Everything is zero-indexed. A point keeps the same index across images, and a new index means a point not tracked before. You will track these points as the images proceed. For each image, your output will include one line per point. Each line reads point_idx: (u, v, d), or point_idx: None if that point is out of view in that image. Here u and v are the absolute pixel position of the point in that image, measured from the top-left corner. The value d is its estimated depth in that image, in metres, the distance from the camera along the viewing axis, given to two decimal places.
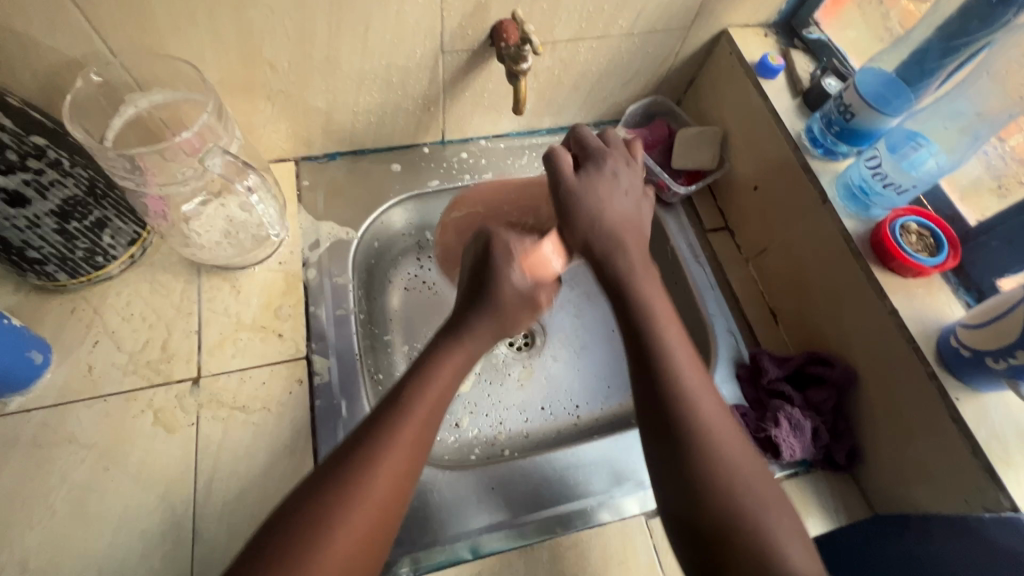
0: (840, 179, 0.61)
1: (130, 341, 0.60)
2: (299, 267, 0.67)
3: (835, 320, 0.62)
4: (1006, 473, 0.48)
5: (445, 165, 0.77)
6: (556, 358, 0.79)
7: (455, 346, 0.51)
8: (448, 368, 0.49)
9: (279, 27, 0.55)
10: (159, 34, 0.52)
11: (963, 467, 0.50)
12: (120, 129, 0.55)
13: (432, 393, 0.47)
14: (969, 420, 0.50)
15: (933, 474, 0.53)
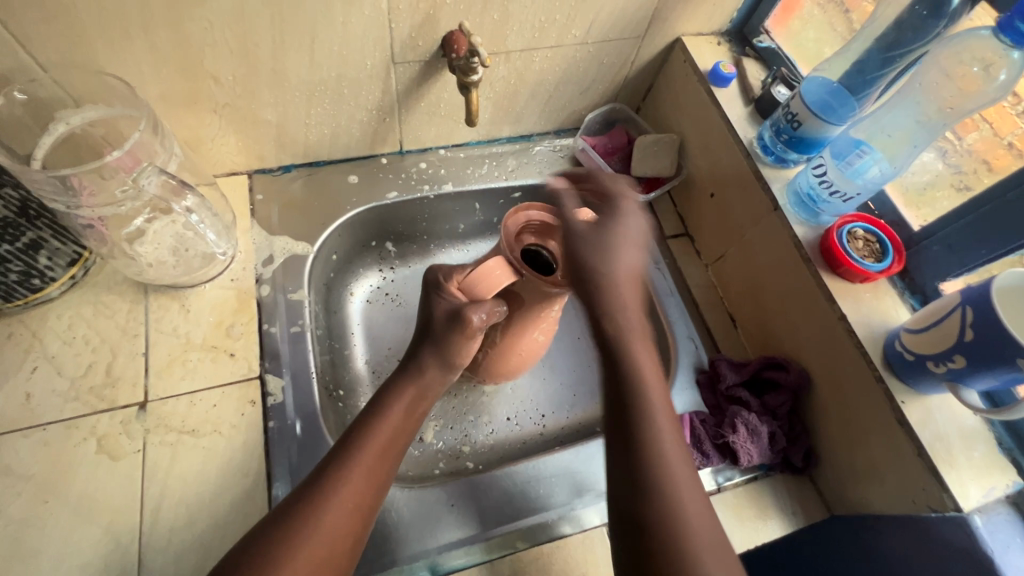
0: (790, 186, 0.62)
1: (71, 366, 0.58)
2: (253, 283, 0.65)
3: (790, 325, 0.63)
4: (949, 474, 0.49)
5: (404, 176, 0.76)
6: None
7: (410, 381, 0.56)
8: (397, 408, 0.53)
9: (219, 40, 0.53)
10: (90, 48, 0.50)
11: (910, 469, 0.51)
12: (51, 147, 0.53)
13: (385, 428, 0.51)
14: (915, 422, 0.51)
15: (883, 475, 0.54)
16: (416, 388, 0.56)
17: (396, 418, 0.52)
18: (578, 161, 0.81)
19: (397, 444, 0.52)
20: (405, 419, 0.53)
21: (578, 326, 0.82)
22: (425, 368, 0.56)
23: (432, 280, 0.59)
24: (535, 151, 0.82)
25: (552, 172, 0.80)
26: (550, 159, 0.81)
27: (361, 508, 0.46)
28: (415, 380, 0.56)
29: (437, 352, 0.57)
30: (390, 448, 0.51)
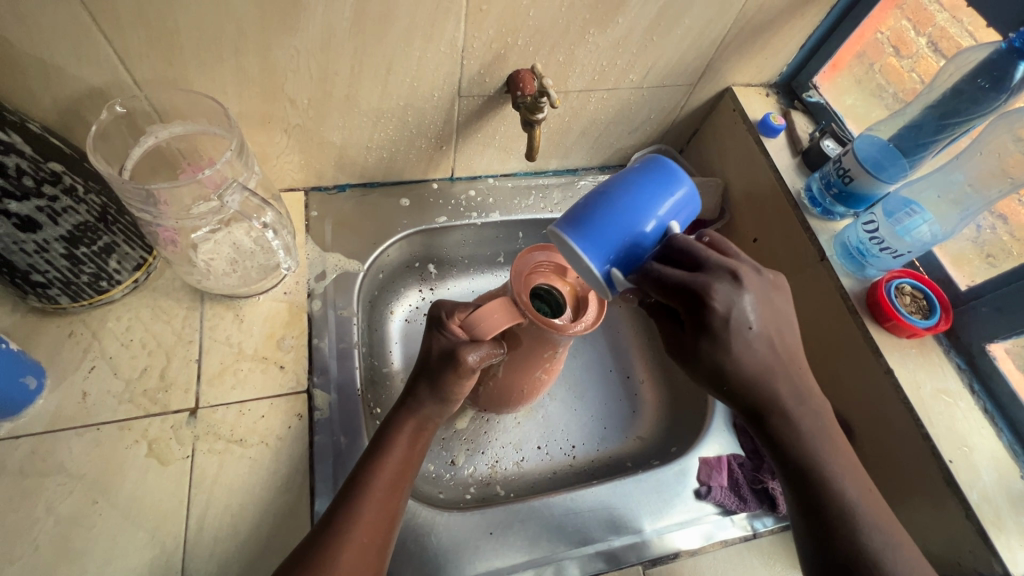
0: (837, 239, 0.63)
1: (127, 368, 0.59)
2: (305, 297, 0.67)
3: (831, 374, 0.63)
4: (998, 536, 0.49)
5: (453, 202, 0.79)
6: (554, 396, 0.79)
7: (409, 416, 0.56)
8: (401, 441, 0.54)
9: (303, 67, 0.56)
10: (185, 68, 0.53)
11: (957, 530, 0.51)
12: (139, 159, 0.56)
13: (388, 466, 0.52)
14: (963, 482, 0.51)
15: (926, 532, 0.54)
16: (414, 421, 0.56)
17: (401, 450, 0.54)
18: None
19: (406, 476, 0.53)
20: (410, 451, 0.55)
21: (610, 359, 0.83)
22: (422, 401, 0.56)
23: (435, 317, 0.58)
24: (580, 185, 0.84)
25: None
26: None
27: (374, 543, 0.49)
28: (413, 413, 0.56)
29: (430, 386, 0.56)
30: (397, 482, 0.52)
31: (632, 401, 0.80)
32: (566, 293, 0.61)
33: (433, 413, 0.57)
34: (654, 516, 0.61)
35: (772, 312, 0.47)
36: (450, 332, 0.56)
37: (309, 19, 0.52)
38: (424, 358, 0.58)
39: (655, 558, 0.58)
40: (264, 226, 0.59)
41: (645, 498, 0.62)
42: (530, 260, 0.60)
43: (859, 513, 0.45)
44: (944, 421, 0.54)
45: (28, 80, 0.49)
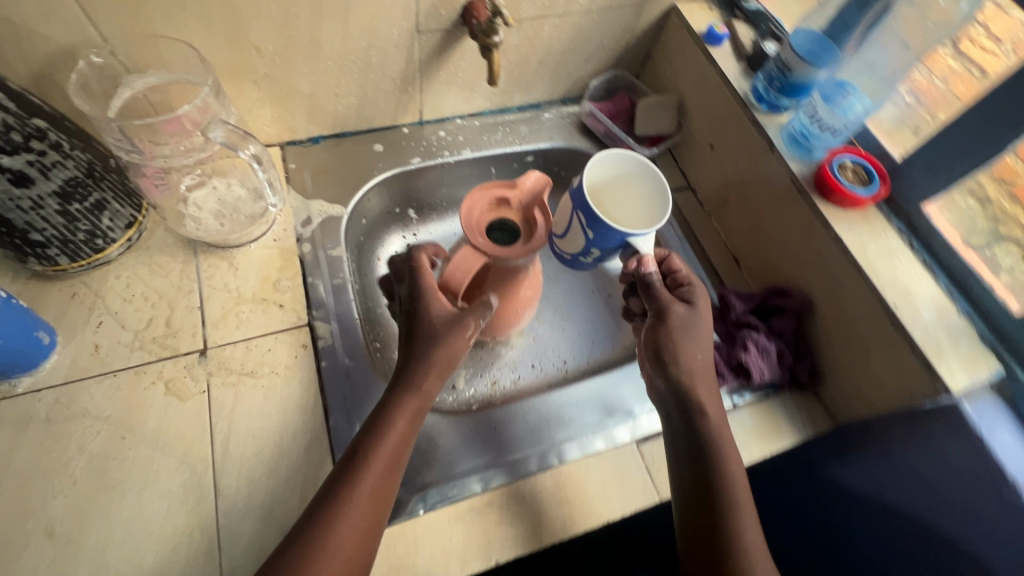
0: (784, 130, 0.68)
1: (134, 320, 0.62)
2: (294, 242, 0.70)
3: (789, 256, 0.69)
4: (939, 362, 0.55)
5: (425, 143, 0.82)
6: (542, 320, 0.84)
7: (408, 395, 0.56)
8: (400, 419, 0.54)
9: (265, 11, 0.59)
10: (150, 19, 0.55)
11: (906, 365, 0.57)
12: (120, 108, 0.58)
13: (393, 439, 0.53)
14: (907, 323, 0.57)
15: (881, 375, 0.60)
16: (417, 401, 0.56)
17: (399, 431, 0.54)
18: (585, 125, 0.87)
19: (403, 455, 0.54)
20: (409, 428, 0.55)
21: (591, 281, 0.88)
22: (421, 377, 0.57)
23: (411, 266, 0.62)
24: (544, 118, 0.87)
25: (562, 137, 0.86)
26: (558, 125, 0.87)
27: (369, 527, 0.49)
28: (415, 392, 0.56)
29: (434, 360, 0.58)
30: (399, 462, 0.53)
31: (616, 316, 0.85)
32: (517, 220, 0.66)
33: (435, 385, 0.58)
34: (643, 400, 0.66)
35: (709, 345, 0.59)
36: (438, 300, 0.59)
37: None
38: (420, 327, 0.59)
39: (647, 434, 0.64)
40: (250, 158, 0.61)
41: (633, 386, 0.67)
42: (478, 202, 0.63)
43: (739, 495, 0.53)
44: (890, 274, 0.60)
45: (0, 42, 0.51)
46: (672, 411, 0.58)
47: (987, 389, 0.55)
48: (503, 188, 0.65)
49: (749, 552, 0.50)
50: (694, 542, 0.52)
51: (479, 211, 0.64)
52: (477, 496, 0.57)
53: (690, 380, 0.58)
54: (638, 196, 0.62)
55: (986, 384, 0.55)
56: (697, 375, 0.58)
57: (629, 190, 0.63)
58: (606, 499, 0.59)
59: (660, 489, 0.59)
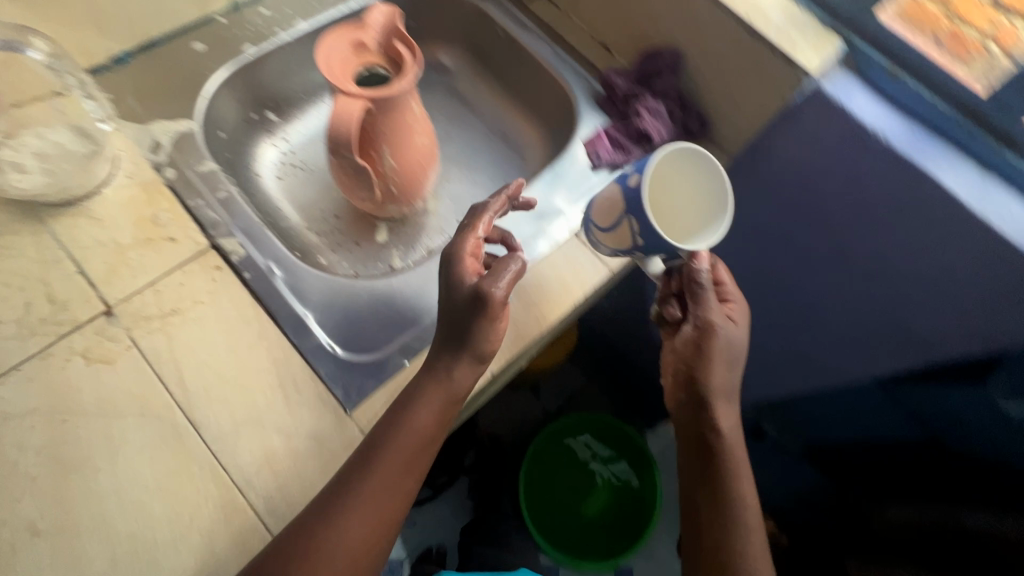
0: None
1: (7, 309, 0.54)
2: (154, 173, 0.62)
3: (649, 17, 0.71)
4: (796, 53, 0.61)
5: (251, 28, 0.73)
6: (452, 178, 0.83)
7: (433, 381, 0.52)
8: (427, 410, 0.51)
9: None
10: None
11: (769, 70, 0.64)
12: None
13: (415, 432, 0.51)
14: (762, 29, 0.62)
15: (752, 93, 0.67)
16: (444, 394, 0.52)
17: (421, 425, 0.51)
18: None
19: (421, 457, 0.52)
20: (435, 420, 0.52)
21: (484, 129, 0.87)
22: (453, 369, 0.53)
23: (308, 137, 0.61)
24: None
25: None
26: None
27: (377, 529, 0.50)
28: (439, 382, 0.52)
29: (460, 342, 0.53)
30: (415, 463, 0.51)
31: (520, 149, 0.85)
32: (381, 62, 0.63)
33: (467, 375, 0.53)
34: (570, 199, 0.69)
35: (731, 378, 0.60)
36: (462, 260, 0.55)
37: None
38: (450, 299, 0.54)
39: (581, 225, 0.67)
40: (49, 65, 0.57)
41: (553, 189, 0.70)
42: (333, 50, 0.58)
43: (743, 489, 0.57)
44: None
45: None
46: (681, 392, 0.62)
47: (836, 64, 0.63)
48: (354, 31, 0.60)
49: (746, 523, 0.55)
50: (698, 463, 0.59)
51: (340, 58, 0.59)
52: None
53: (706, 359, 0.59)
54: (686, 179, 0.60)
55: (835, 60, 0.62)
56: (721, 393, 0.59)
57: (682, 199, 0.61)
58: (566, 288, 0.63)
59: (607, 262, 0.64)
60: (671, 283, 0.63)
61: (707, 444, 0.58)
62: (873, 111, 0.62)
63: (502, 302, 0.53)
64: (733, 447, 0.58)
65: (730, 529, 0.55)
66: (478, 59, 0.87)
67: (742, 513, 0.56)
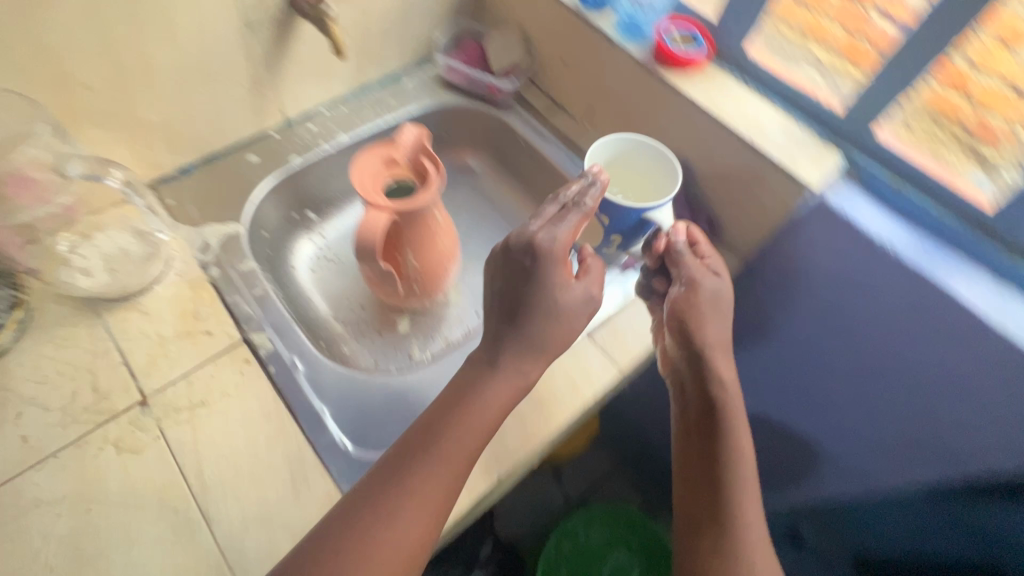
0: (615, 23, 0.75)
1: (56, 399, 0.58)
2: (200, 270, 0.68)
3: (658, 131, 0.77)
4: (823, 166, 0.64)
5: (300, 141, 0.82)
6: (473, 248, 0.91)
7: (471, 399, 0.53)
8: (493, 407, 0.53)
9: (98, 75, 0.59)
10: (22, 66, 0.54)
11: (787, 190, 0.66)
12: None
13: (484, 417, 0.53)
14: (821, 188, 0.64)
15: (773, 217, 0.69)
16: (503, 397, 0.54)
17: (483, 424, 0.53)
18: (446, 81, 0.90)
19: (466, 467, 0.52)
20: (497, 419, 0.54)
21: (505, 223, 0.94)
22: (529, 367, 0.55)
23: None
24: (407, 85, 0.90)
25: (429, 98, 0.89)
26: (422, 88, 0.90)
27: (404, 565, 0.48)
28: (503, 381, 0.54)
29: (504, 384, 0.54)
30: (453, 494, 0.50)
31: None
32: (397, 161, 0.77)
33: (498, 389, 0.54)
34: None
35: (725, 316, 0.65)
36: (573, 286, 0.56)
37: (141, 83, 0.63)
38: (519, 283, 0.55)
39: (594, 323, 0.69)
40: (121, 184, 0.64)
41: None
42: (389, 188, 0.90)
43: (744, 440, 0.58)
44: (738, 113, 0.68)
45: (15, 37, 0.52)
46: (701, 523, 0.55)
47: (838, 178, 0.65)
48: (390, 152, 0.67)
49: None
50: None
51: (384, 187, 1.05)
52: None
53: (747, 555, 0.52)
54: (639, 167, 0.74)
55: (836, 175, 0.65)
56: (715, 343, 0.63)
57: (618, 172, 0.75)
58: (588, 377, 0.65)
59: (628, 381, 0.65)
60: (652, 259, 0.69)
61: (709, 409, 0.60)
62: (964, 281, 0.59)
63: (579, 278, 0.58)
64: (716, 352, 0.62)
65: (726, 501, 0.55)
66: (504, 165, 0.94)
67: (743, 527, 0.54)
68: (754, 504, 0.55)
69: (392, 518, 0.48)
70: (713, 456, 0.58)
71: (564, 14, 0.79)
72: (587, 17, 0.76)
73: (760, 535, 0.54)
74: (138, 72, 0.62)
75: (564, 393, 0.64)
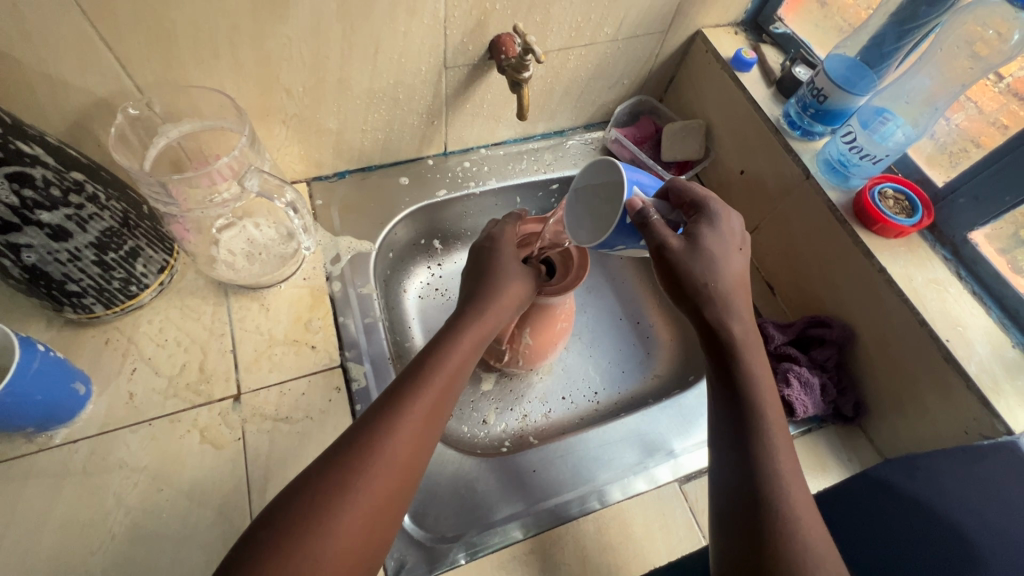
0: (819, 156, 0.67)
1: (166, 366, 0.61)
2: (324, 281, 0.69)
3: (827, 283, 0.68)
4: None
5: (450, 174, 0.81)
6: (576, 331, 0.85)
7: (466, 328, 0.56)
8: (466, 339, 0.55)
9: (300, 81, 0.62)
10: (243, 66, 0.57)
11: (972, 415, 0.55)
12: (163, 146, 0.59)
13: (455, 361, 0.53)
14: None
15: (938, 432, 0.59)
16: (481, 326, 0.57)
17: (460, 357, 0.54)
18: (609, 150, 0.87)
19: (446, 404, 0.52)
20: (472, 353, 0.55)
21: (620, 308, 0.88)
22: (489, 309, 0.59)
23: None
24: (568, 145, 0.87)
25: (587, 164, 0.86)
26: (583, 151, 0.87)
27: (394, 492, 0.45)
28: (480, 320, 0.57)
29: (477, 322, 0.57)
30: (434, 415, 0.50)
31: (647, 346, 0.85)
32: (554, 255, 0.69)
33: (492, 319, 0.59)
34: (681, 437, 0.65)
35: (722, 264, 0.50)
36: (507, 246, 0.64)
37: (334, 95, 0.65)
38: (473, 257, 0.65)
39: (689, 474, 0.62)
40: (286, 206, 0.61)
41: (613, 370, 0.83)
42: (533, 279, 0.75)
43: (769, 413, 0.48)
44: (938, 305, 0.58)
45: (243, 39, 0.55)
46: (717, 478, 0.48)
47: None
48: (536, 224, 0.69)
49: None
50: None
51: None
52: (518, 544, 0.56)
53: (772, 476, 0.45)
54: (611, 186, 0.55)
55: None
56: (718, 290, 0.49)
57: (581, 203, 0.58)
58: (670, 538, 0.58)
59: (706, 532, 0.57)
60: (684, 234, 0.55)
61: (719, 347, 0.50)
62: None
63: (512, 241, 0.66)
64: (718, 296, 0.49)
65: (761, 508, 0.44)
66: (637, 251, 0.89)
67: (791, 530, 0.42)
68: (796, 505, 0.44)
69: (378, 450, 0.45)
70: (729, 442, 0.48)
71: (762, 127, 0.72)
72: (787, 139, 0.69)
73: (814, 535, 0.43)
74: (333, 87, 0.64)
75: (638, 548, 0.57)
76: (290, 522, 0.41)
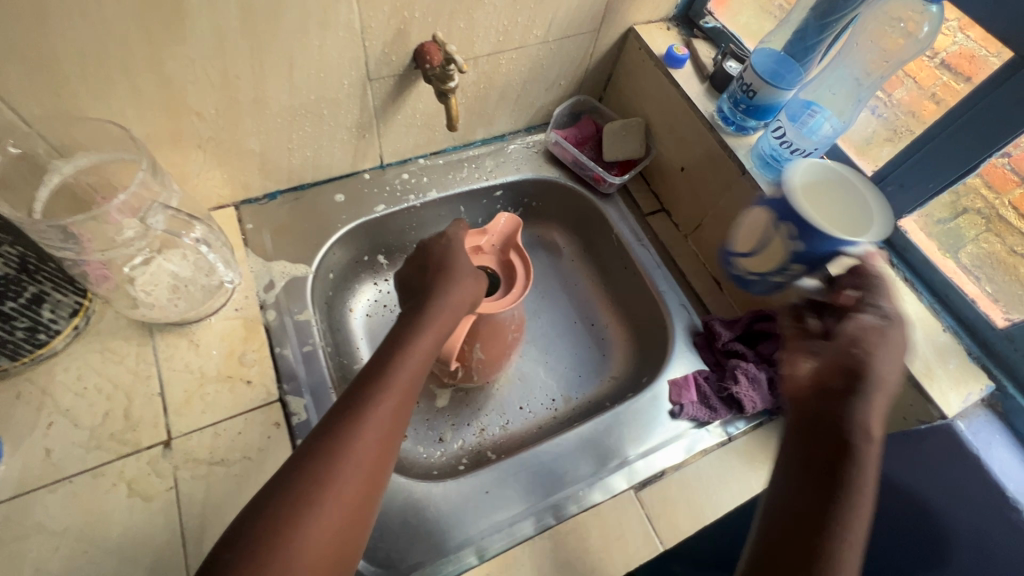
0: (753, 151, 0.67)
1: (87, 417, 0.57)
2: (258, 310, 0.66)
3: None
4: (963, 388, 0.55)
5: (388, 188, 0.78)
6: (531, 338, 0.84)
7: (434, 307, 0.54)
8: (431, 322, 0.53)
9: (211, 103, 0.58)
10: (143, 92, 0.53)
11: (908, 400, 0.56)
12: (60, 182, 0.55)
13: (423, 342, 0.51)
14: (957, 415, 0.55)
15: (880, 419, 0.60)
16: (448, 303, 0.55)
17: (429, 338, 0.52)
18: (551, 153, 0.85)
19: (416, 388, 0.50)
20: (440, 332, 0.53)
21: (574, 311, 0.87)
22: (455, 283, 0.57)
23: None
24: (510, 150, 0.85)
25: (530, 168, 0.84)
26: (525, 155, 0.85)
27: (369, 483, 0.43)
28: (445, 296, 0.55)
29: (441, 300, 0.55)
30: (404, 399, 0.48)
31: (603, 348, 0.84)
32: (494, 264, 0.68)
33: (459, 297, 0.56)
34: (636, 442, 0.65)
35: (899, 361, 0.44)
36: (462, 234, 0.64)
37: (251, 115, 0.62)
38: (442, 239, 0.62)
39: (644, 480, 0.62)
40: (196, 242, 0.61)
41: (569, 375, 0.82)
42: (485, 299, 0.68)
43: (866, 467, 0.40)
44: None
45: (138, 63, 0.51)
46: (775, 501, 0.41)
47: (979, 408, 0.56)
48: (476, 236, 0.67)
49: None
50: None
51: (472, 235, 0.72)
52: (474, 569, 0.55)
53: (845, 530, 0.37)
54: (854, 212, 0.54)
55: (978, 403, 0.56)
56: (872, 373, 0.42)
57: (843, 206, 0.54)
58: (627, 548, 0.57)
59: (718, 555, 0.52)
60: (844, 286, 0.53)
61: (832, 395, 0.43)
62: None
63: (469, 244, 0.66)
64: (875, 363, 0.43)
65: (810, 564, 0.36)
66: (588, 252, 0.89)
67: None
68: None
69: (349, 440, 0.43)
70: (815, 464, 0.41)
71: (697, 124, 0.72)
72: (722, 135, 0.69)
73: None
74: (249, 107, 0.60)
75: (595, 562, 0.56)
76: (259, 533, 0.38)
